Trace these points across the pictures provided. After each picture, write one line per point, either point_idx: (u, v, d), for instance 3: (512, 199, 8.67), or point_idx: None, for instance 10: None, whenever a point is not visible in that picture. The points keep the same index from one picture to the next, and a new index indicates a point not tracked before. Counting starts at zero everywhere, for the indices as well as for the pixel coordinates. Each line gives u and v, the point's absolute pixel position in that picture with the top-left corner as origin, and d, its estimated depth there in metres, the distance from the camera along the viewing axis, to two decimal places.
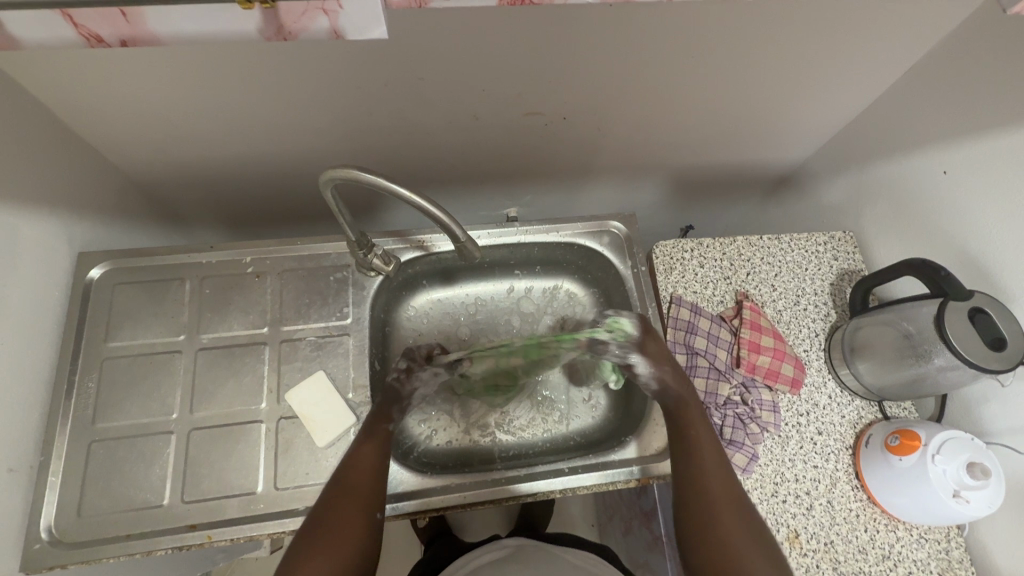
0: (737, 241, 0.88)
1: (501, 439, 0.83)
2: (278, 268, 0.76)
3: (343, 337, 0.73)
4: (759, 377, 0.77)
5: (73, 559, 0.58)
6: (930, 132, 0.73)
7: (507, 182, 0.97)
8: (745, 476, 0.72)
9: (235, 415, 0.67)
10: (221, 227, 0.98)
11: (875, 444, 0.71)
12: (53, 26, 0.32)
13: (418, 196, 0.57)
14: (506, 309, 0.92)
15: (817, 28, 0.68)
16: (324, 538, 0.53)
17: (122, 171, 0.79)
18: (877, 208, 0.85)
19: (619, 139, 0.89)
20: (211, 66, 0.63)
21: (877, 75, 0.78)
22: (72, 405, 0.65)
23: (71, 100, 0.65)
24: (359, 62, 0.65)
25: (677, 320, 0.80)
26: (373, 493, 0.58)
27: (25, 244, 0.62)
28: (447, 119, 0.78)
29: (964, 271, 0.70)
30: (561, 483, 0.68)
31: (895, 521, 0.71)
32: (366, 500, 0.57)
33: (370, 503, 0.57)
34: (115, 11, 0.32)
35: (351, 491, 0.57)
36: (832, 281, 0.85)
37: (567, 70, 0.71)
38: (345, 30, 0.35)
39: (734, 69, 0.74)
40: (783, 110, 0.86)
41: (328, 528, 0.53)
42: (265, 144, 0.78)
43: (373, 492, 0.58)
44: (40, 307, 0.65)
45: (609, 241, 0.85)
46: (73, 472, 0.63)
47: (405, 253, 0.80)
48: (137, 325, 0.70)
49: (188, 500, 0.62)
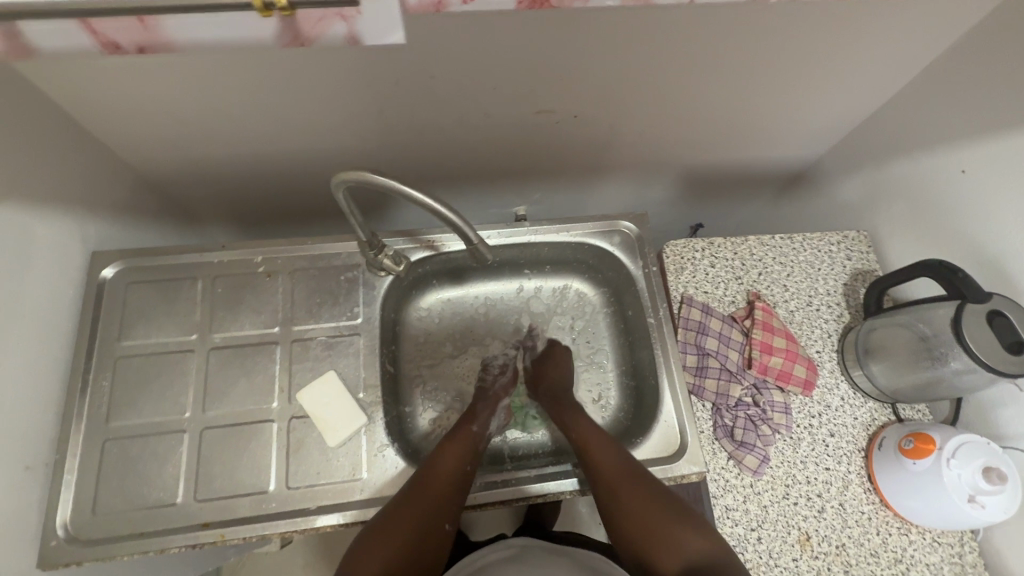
0: (749, 241, 0.87)
1: (510, 438, 0.82)
2: (289, 267, 0.76)
3: (354, 337, 0.73)
4: (771, 379, 0.76)
5: (89, 555, 0.59)
6: (949, 131, 0.72)
7: (516, 181, 0.97)
8: (756, 477, 0.72)
9: (247, 415, 0.68)
10: (231, 224, 0.98)
11: (888, 446, 0.70)
12: (72, 35, 0.32)
13: (431, 198, 0.57)
14: (515, 309, 0.92)
15: (834, 24, 0.67)
16: (392, 536, 0.59)
17: (134, 170, 0.79)
18: (894, 207, 0.84)
19: (630, 137, 0.88)
20: (222, 66, 0.63)
21: (894, 73, 0.77)
22: (87, 403, 0.66)
23: (83, 100, 0.65)
24: (370, 61, 0.64)
25: (688, 321, 0.79)
26: (445, 510, 0.62)
27: (39, 244, 0.62)
28: (458, 118, 0.78)
29: (982, 272, 0.69)
30: (571, 484, 0.68)
31: (908, 525, 0.71)
32: (440, 515, 0.61)
33: (442, 516, 0.62)
34: (133, 20, 0.32)
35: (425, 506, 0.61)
36: (846, 281, 0.84)
37: (580, 68, 0.70)
38: (363, 35, 0.34)
39: (749, 66, 0.73)
40: (798, 107, 0.85)
41: (394, 530, 0.59)
42: (275, 143, 0.78)
43: (446, 512, 0.62)
44: (54, 306, 0.65)
45: (620, 240, 0.84)
46: (88, 470, 0.63)
47: (415, 253, 0.80)
48: (149, 324, 0.71)
49: (202, 498, 0.63)
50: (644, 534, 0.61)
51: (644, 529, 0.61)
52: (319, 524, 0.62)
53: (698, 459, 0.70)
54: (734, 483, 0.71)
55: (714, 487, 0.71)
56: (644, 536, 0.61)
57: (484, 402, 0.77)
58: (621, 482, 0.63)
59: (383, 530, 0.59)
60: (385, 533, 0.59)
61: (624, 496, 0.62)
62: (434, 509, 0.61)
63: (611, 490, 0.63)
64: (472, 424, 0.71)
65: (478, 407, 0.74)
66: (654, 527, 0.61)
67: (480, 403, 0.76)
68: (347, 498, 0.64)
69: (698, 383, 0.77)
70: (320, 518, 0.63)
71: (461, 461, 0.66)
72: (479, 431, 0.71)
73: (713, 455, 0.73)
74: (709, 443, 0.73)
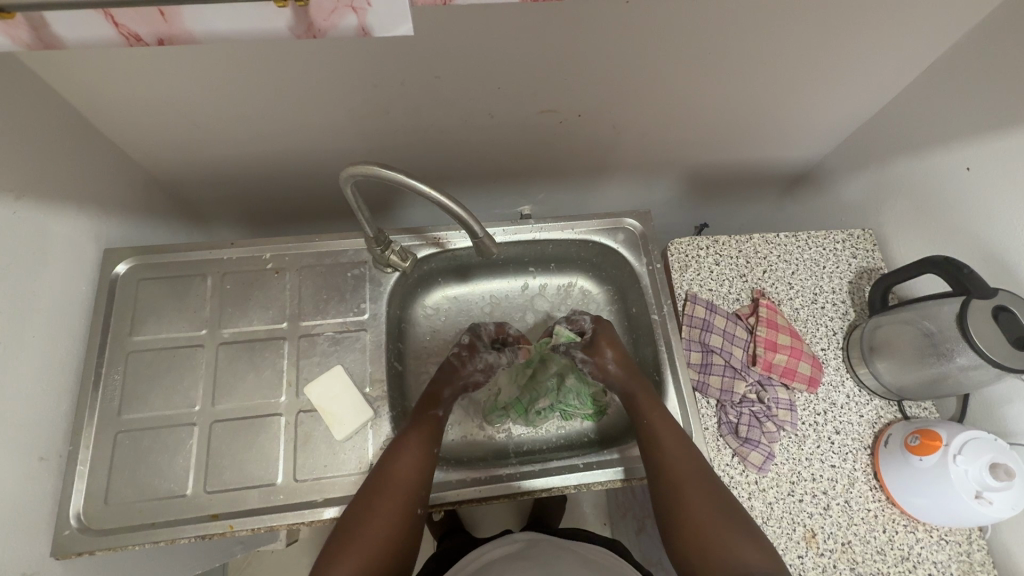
0: (754, 239, 0.87)
1: (515, 434, 0.83)
2: (298, 265, 0.77)
3: (360, 332, 0.74)
4: (775, 376, 0.76)
5: (100, 546, 0.60)
6: (953, 129, 0.72)
7: (521, 180, 0.98)
8: (761, 474, 0.72)
9: (255, 409, 0.69)
10: (241, 223, 1.00)
11: (894, 444, 0.70)
12: (94, 26, 0.33)
13: (437, 192, 0.57)
14: (520, 307, 0.93)
15: (836, 22, 0.67)
16: (365, 531, 0.59)
17: (145, 169, 0.81)
18: (898, 206, 0.84)
19: (634, 137, 0.89)
20: (233, 67, 0.64)
21: (897, 71, 0.77)
22: (100, 397, 0.67)
23: (97, 100, 0.67)
24: (377, 62, 0.66)
25: (692, 318, 0.79)
26: (412, 495, 0.62)
27: (54, 240, 0.64)
28: (464, 118, 0.79)
29: (987, 268, 0.69)
30: (575, 479, 0.68)
31: (916, 522, 0.70)
32: (406, 498, 0.62)
33: (411, 499, 0.62)
34: (153, 11, 0.33)
35: (388, 492, 0.61)
36: (851, 279, 0.84)
37: (584, 69, 0.71)
38: (373, 27, 0.35)
39: (751, 65, 0.74)
40: (801, 105, 0.85)
41: (368, 521, 0.60)
42: (285, 143, 0.80)
43: (409, 493, 0.62)
44: (68, 301, 0.67)
45: (625, 238, 0.84)
46: (100, 462, 0.64)
47: (421, 250, 0.81)
48: (160, 319, 0.72)
49: (210, 490, 0.64)
50: (701, 537, 0.60)
51: (700, 529, 0.60)
52: (326, 516, 0.63)
53: None
54: (739, 479, 0.71)
55: None
56: (697, 537, 0.60)
57: (450, 386, 0.75)
58: (689, 479, 0.63)
59: (354, 522, 0.59)
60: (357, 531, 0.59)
61: (692, 495, 0.62)
62: (397, 496, 0.61)
63: (678, 488, 0.63)
64: (432, 407, 0.71)
65: (442, 392, 0.73)
66: (711, 531, 0.60)
67: (446, 386, 0.75)
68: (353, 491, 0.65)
69: (702, 380, 0.77)
70: (326, 511, 0.63)
71: (423, 448, 0.66)
72: (442, 415, 0.72)
73: (718, 452, 0.73)
74: (714, 440, 0.73)
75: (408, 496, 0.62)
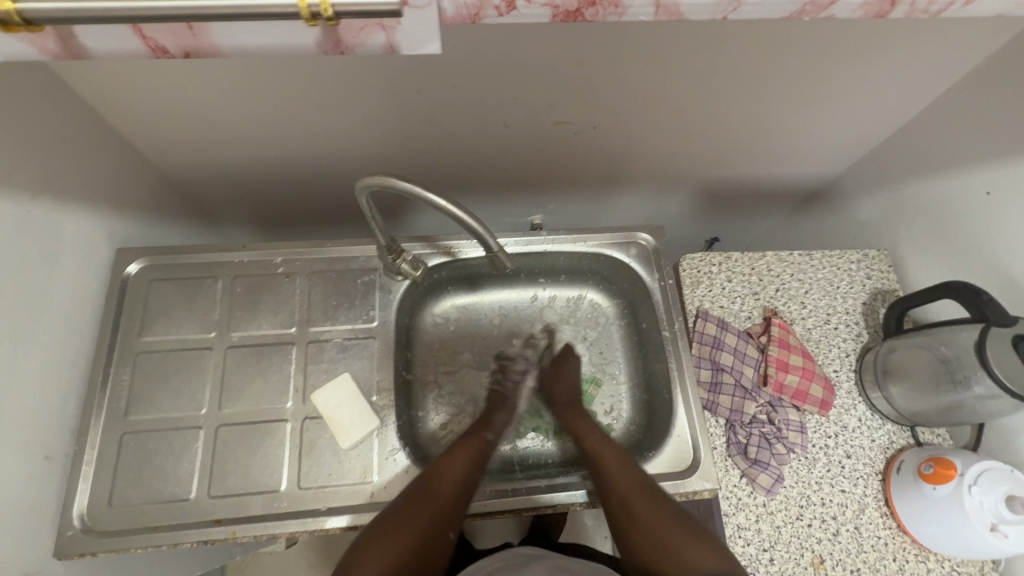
0: (767, 256, 0.86)
1: (520, 447, 0.82)
2: (308, 269, 0.77)
3: (369, 340, 0.74)
4: (786, 397, 0.75)
5: (102, 548, 0.60)
6: (974, 152, 0.71)
7: (533, 190, 0.97)
8: (769, 497, 0.70)
9: (260, 414, 0.68)
10: (252, 225, 1.00)
11: (907, 471, 0.69)
12: (123, 39, 0.33)
13: (454, 205, 0.58)
14: (528, 317, 0.92)
15: (858, 40, 0.66)
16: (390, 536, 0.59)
17: (160, 169, 0.81)
18: (915, 228, 0.83)
19: (649, 150, 0.88)
20: (251, 72, 0.64)
21: (918, 91, 0.76)
22: (107, 397, 0.67)
23: (115, 101, 0.67)
24: (395, 70, 0.66)
25: (703, 335, 0.79)
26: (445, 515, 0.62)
27: (67, 239, 0.64)
28: (479, 126, 0.78)
29: (1006, 295, 0.68)
30: (582, 496, 0.67)
31: (926, 553, 0.69)
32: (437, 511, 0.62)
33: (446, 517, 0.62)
34: (182, 26, 0.33)
35: (431, 502, 0.62)
36: (865, 300, 0.83)
37: (602, 82, 0.71)
38: (401, 45, 0.35)
39: (769, 81, 0.73)
40: (819, 123, 0.84)
41: (395, 529, 0.60)
42: (299, 147, 0.80)
43: (452, 508, 0.63)
44: (78, 300, 0.66)
45: (636, 252, 0.84)
46: (105, 463, 0.64)
47: (432, 258, 0.80)
48: (170, 320, 0.72)
49: (214, 496, 0.63)
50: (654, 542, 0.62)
51: (654, 531, 0.62)
52: (329, 526, 0.62)
53: (711, 476, 0.69)
54: (747, 501, 0.70)
55: (725, 505, 0.70)
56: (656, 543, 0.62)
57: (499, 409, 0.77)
58: (631, 492, 0.64)
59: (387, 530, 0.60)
60: (379, 539, 0.59)
61: (640, 507, 0.63)
62: (428, 516, 0.61)
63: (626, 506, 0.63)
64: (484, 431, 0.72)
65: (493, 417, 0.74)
66: (663, 531, 0.62)
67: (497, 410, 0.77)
68: (357, 501, 0.65)
69: (712, 399, 0.76)
70: (330, 520, 0.63)
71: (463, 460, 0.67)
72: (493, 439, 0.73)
73: (726, 472, 0.72)
74: (722, 460, 0.72)
75: (442, 514, 0.62)
